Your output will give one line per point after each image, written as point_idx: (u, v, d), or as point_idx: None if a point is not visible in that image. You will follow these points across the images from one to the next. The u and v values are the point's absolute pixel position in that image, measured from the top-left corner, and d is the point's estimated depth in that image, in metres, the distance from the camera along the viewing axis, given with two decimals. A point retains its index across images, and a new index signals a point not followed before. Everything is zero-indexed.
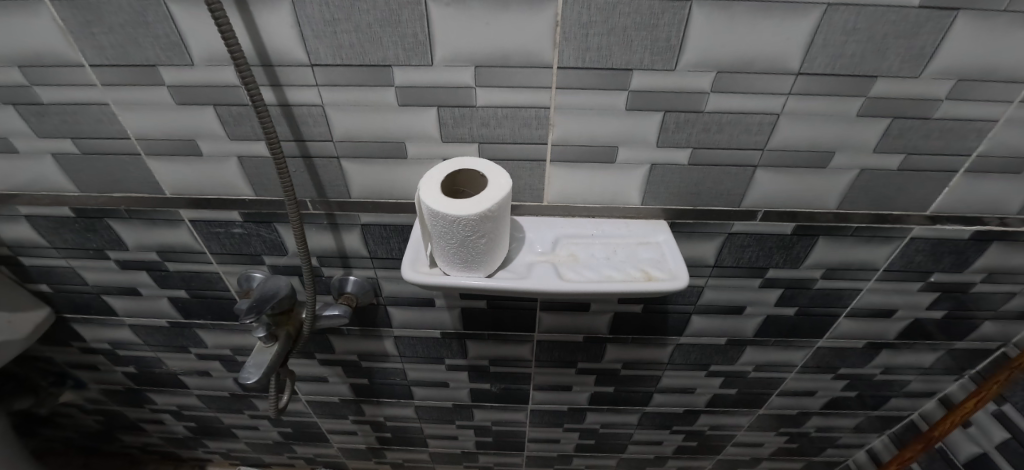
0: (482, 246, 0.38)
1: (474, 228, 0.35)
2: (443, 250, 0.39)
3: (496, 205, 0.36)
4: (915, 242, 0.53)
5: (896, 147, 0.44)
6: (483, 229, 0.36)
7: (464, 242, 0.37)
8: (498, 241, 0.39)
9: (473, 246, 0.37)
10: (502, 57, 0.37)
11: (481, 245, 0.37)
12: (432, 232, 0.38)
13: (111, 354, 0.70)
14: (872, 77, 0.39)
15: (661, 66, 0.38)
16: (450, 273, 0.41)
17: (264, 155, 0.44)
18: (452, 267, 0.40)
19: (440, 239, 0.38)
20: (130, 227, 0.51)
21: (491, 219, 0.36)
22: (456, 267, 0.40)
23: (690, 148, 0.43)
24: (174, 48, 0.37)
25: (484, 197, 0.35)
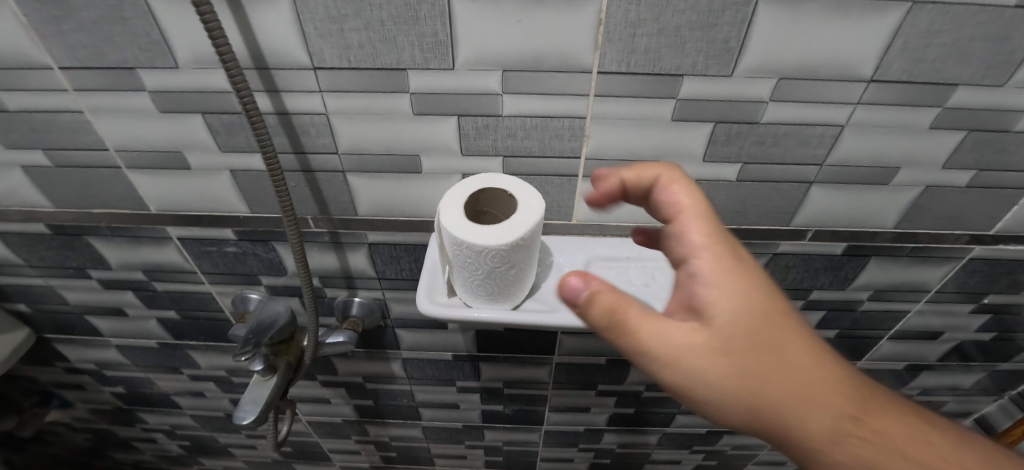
0: (510, 277, 0.33)
1: (504, 258, 0.31)
2: (465, 281, 0.34)
3: (528, 231, 0.31)
4: (972, 262, 0.49)
5: (967, 163, 0.39)
6: (514, 258, 0.31)
7: (491, 273, 0.32)
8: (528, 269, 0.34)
9: (501, 277, 0.32)
10: (534, 60, 0.32)
11: (509, 275, 0.33)
12: (453, 262, 0.33)
13: (98, 374, 0.65)
14: (952, 85, 0.34)
15: (716, 71, 0.33)
16: (472, 306, 0.36)
17: (260, 169, 0.39)
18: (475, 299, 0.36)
19: (463, 270, 0.33)
20: (113, 245, 0.46)
21: (521, 248, 0.31)
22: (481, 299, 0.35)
23: (740, 164, 0.38)
24: (154, 48, 0.32)
25: (513, 221, 0.31)
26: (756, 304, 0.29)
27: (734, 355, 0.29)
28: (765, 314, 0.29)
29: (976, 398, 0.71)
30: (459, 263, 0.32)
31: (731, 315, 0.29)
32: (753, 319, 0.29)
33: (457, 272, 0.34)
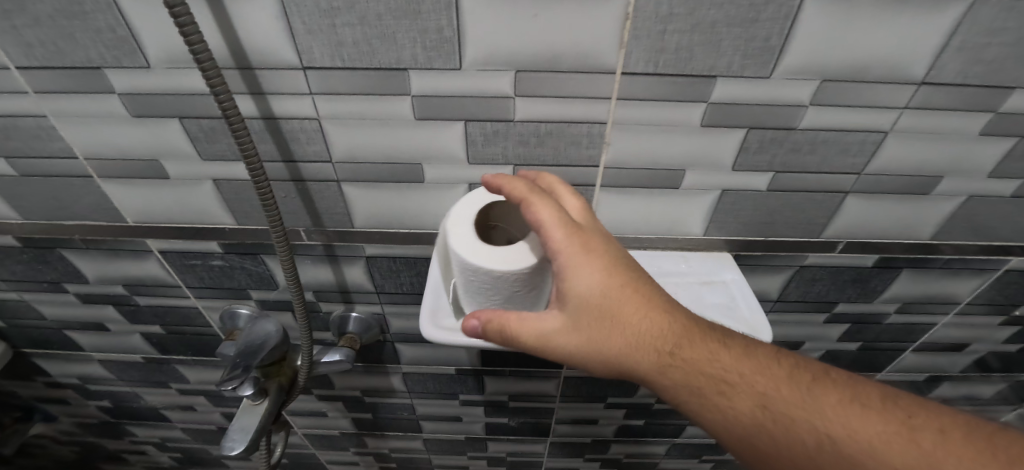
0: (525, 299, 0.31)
1: (523, 283, 0.28)
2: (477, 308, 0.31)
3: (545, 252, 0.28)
4: (1008, 274, 0.46)
5: (1016, 171, 0.36)
6: (534, 282, 0.28)
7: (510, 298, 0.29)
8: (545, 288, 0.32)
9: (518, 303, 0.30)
10: (551, 60, 0.28)
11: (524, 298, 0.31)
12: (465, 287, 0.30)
13: (81, 388, 0.62)
14: (1010, 88, 0.31)
15: (752, 73, 0.29)
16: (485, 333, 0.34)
17: (246, 178, 0.36)
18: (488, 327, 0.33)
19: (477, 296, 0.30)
20: (89, 258, 0.43)
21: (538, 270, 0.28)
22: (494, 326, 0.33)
23: (772, 172, 0.35)
24: (121, 46, 0.28)
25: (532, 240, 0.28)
26: (596, 300, 0.26)
27: (578, 333, 0.27)
28: (618, 299, 0.26)
29: (995, 407, 0.69)
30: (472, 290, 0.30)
31: (581, 299, 0.27)
32: (602, 305, 0.27)
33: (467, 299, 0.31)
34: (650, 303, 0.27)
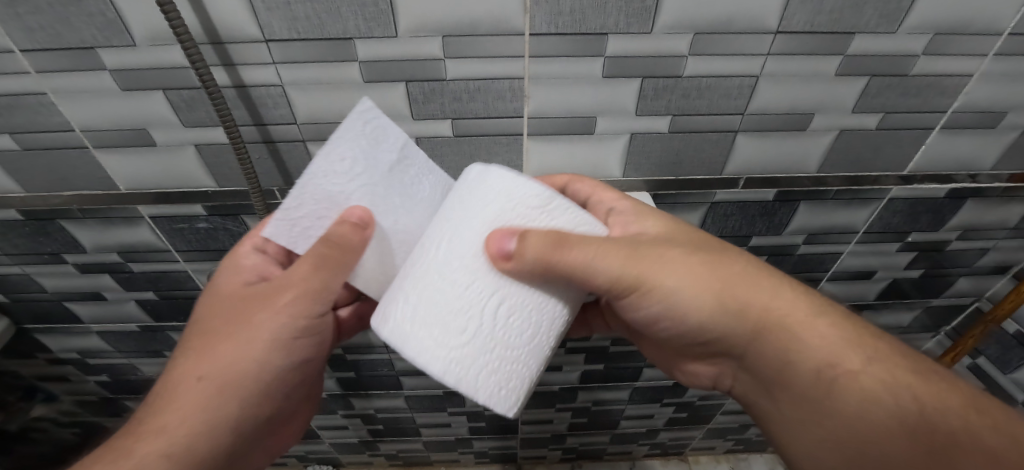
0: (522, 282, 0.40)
1: (449, 326, 0.31)
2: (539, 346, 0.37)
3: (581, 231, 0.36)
4: (892, 203, 0.54)
5: (873, 107, 0.44)
6: (462, 323, 0.31)
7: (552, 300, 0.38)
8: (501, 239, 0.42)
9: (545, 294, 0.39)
10: (470, 25, 0.35)
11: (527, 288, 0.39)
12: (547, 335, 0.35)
13: (81, 362, 0.67)
14: (850, 34, 0.38)
15: (637, 29, 0.36)
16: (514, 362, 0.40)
17: (224, 142, 0.41)
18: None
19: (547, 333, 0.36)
20: (85, 227, 0.48)
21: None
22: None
23: (670, 116, 0.42)
24: (111, 27, 0.33)
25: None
26: (696, 281, 0.35)
27: (721, 306, 0.36)
28: (750, 288, 0.36)
29: (917, 336, 0.76)
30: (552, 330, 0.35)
31: (720, 286, 0.36)
32: (739, 291, 0.36)
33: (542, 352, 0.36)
34: (747, 278, 0.36)
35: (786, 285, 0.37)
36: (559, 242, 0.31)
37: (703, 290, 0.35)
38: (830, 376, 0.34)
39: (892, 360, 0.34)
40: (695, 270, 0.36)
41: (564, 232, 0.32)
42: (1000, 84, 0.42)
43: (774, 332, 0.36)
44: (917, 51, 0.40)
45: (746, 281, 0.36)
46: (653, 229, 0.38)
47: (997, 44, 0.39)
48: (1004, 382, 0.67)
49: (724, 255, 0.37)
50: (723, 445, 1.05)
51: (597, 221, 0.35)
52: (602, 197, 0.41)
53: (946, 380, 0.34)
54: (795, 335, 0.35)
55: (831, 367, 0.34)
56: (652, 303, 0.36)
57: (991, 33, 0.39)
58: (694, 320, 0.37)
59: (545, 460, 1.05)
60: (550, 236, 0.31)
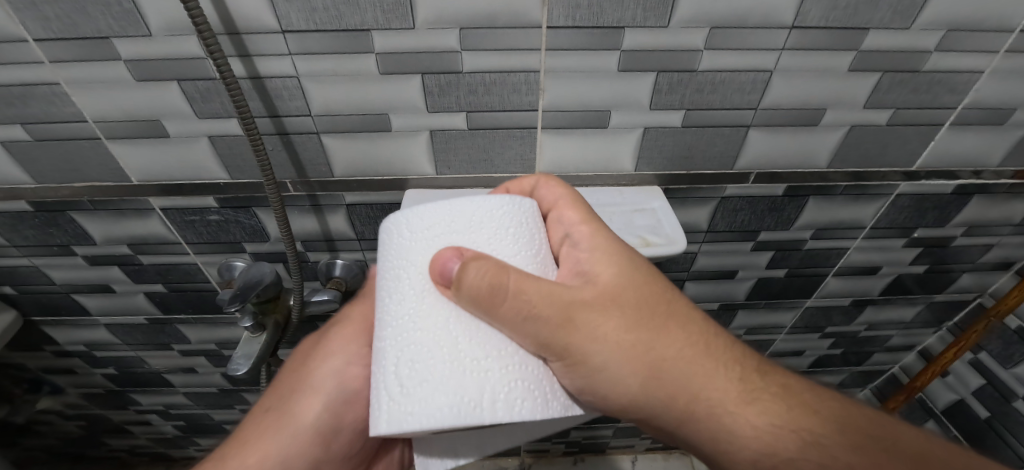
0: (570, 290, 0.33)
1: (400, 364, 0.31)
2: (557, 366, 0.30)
3: (518, 220, 0.31)
4: (899, 199, 0.54)
5: (884, 103, 0.44)
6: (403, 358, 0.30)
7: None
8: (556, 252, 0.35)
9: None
10: (488, 18, 0.35)
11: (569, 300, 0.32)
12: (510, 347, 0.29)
13: (88, 355, 0.67)
14: (864, 30, 0.38)
15: (653, 23, 0.36)
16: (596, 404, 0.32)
17: (238, 133, 0.41)
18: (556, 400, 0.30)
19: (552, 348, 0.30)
20: (95, 219, 0.48)
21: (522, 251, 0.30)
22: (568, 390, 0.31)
23: (683, 110, 0.43)
24: (127, 17, 0.33)
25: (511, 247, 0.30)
26: (618, 352, 0.30)
27: (646, 385, 0.30)
28: (673, 361, 0.30)
29: (919, 331, 0.77)
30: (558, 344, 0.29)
31: (637, 355, 0.30)
32: (663, 363, 0.30)
33: (508, 393, 0.27)
34: (676, 342, 0.31)
35: (711, 361, 0.31)
36: (493, 288, 0.27)
37: (625, 368, 0.30)
38: (759, 465, 0.29)
39: (828, 441, 0.28)
40: (619, 343, 0.30)
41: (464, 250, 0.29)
42: (1010, 81, 0.43)
43: (706, 419, 0.30)
44: (930, 47, 0.40)
45: (676, 365, 0.30)
46: (598, 278, 0.31)
47: (1008, 41, 0.40)
48: (1006, 377, 0.68)
49: (661, 334, 0.31)
50: None
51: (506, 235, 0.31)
52: (559, 208, 0.35)
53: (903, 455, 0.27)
54: (723, 429, 0.29)
55: (770, 458, 0.28)
56: (575, 385, 0.30)
57: (1004, 30, 0.39)
58: (618, 403, 0.31)
59: (548, 454, 1.06)
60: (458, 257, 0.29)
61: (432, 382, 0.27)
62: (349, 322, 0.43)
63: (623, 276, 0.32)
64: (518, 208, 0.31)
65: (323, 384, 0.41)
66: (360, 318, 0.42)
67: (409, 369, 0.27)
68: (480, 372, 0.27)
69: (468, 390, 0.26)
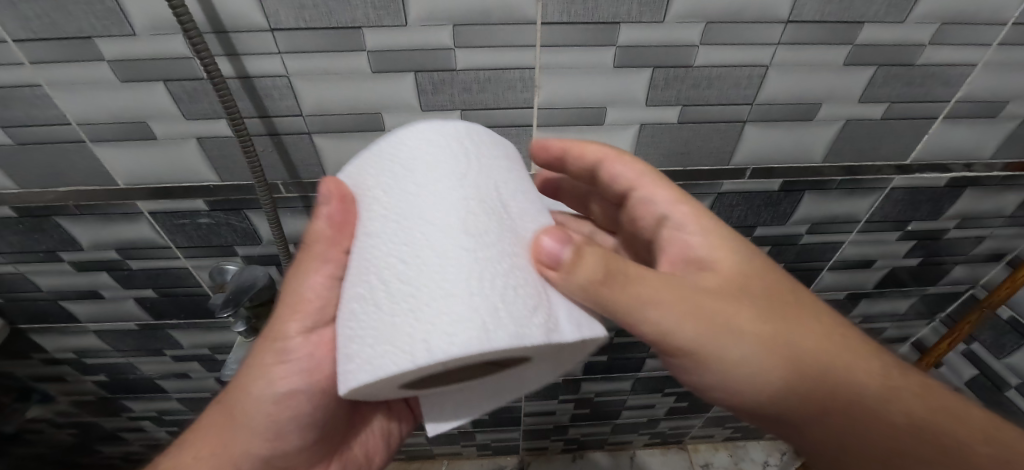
0: (519, 211, 0.29)
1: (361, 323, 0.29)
2: (511, 284, 0.25)
3: (436, 142, 0.29)
4: (894, 192, 0.54)
5: (879, 97, 0.44)
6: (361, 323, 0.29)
7: (504, 230, 0.26)
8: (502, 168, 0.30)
9: (501, 224, 0.27)
10: (482, 14, 0.34)
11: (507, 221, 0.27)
12: (439, 272, 0.24)
13: (78, 362, 0.66)
14: (859, 23, 0.38)
15: (649, 18, 0.36)
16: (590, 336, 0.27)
17: (228, 134, 0.41)
18: (523, 323, 0.23)
19: (495, 269, 0.24)
20: (82, 223, 0.47)
21: (430, 176, 0.27)
22: (541, 311, 0.25)
23: (679, 106, 0.42)
24: (110, 16, 0.32)
25: (415, 176, 0.27)
26: (762, 340, 0.29)
27: (784, 378, 0.29)
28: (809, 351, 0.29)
29: (912, 323, 0.78)
30: (497, 265, 0.25)
31: (774, 344, 0.29)
32: (799, 353, 0.29)
33: (441, 325, 0.23)
34: (809, 327, 0.30)
35: (844, 346, 0.30)
36: (427, 205, 0.26)
37: (764, 357, 0.29)
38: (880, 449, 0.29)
39: (932, 416, 0.30)
40: (761, 330, 0.29)
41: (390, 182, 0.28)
42: (1002, 74, 0.43)
43: (836, 408, 0.30)
44: (924, 40, 0.40)
45: (813, 352, 0.30)
46: (722, 266, 0.31)
47: (1001, 33, 0.40)
48: (999, 367, 0.69)
49: (797, 322, 0.30)
50: (722, 433, 1.07)
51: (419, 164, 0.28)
52: (610, 162, 0.38)
53: (972, 419, 0.30)
54: (857, 418, 0.30)
55: (892, 448, 0.29)
56: (709, 375, 0.30)
57: (997, 23, 0.39)
58: (749, 394, 0.30)
59: (547, 451, 1.06)
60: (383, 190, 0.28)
61: (366, 336, 0.25)
62: (298, 302, 0.36)
63: (736, 263, 0.31)
64: (437, 132, 0.29)
65: (275, 367, 0.37)
66: (312, 295, 0.36)
67: (350, 335, 0.26)
68: (407, 309, 0.24)
69: (391, 334, 0.24)
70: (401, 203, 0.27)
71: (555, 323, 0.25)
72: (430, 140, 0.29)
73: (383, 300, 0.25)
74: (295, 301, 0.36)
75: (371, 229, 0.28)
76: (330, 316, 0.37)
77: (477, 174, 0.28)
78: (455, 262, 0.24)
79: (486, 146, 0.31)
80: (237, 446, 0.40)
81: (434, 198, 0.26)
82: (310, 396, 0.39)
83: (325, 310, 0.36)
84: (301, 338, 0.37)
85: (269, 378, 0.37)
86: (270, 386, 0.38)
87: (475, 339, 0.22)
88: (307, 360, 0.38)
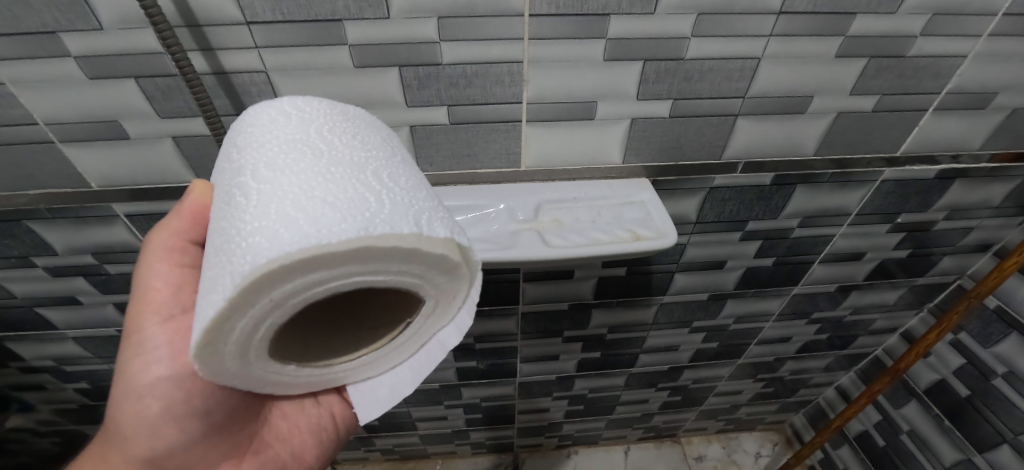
0: (346, 132, 0.27)
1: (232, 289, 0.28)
2: (317, 189, 0.22)
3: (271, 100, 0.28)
4: (884, 185, 0.54)
5: (871, 89, 0.44)
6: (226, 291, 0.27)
7: (317, 150, 0.24)
8: (333, 106, 0.29)
9: (312, 146, 0.25)
10: (468, 6, 0.33)
11: (319, 139, 0.25)
12: (240, 206, 0.23)
13: (58, 371, 0.64)
14: (851, 15, 0.37)
15: (640, 10, 0.35)
16: (437, 238, 0.25)
17: (205, 133, 0.39)
18: (326, 221, 0.21)
19: (292, 185, 0.23)
20: (55, 227, 0.45)
21: (246, 134, 0.27)
22: (359, 206, 0.22)
23: (671, 100, 0.42)
24: (74, 9, 0.31)
25: (237, 135, 0.27)
26: None
27: None
28: None
29: (901, 313, 0.78)
30: (298, 180, 0.23)
31: None
32: None
33: (241, 250, 0.22)
34: None
35: None
36: (252, 147, 0.25)
37: None
38: None
39: None
40: None
41: (229, 149, 0.28)
42: (992, 65, 0.43)
43: None
44: (916, 32, 0.39)
45: None
46: None
47: (992, 24, 0.39)
48: (985, 356, 0.70)
49: None
50: (714, 425, 1.08)
51: (252, 119, 0.27)
52: None
53: None
54: None
55: None
56: None
57: (989, 14, 0.39)
58: None
59: (542, 448, 1.06)
60: (224, 159, 0.28)
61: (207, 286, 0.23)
62: (145, 294, 0.36)
63: None
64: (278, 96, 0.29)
65: (137, 360, 0.36)
66: (160, 284, 0.37)
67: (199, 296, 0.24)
68: (234, 238, 0.22)
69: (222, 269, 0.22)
70: (224, 166, 0.27)
71: (380, 217, 0.22)
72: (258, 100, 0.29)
73: (219, 246, 0.23)
74: (144, 294, 0.37)
75: (217, 195, 0.27)
76: (185, 301, 0.37)
77: (293, 112, 0.27)
78: (253, 193, 0.23)
79: (324, 98, 0.30)
80: (118, 452, 0.37)
81: (245, 148, 0.26)
82: (181, 385, 0.36)
83: (178, 297, 0.37)
84: (159, 326, 0.36)
85: (130, 371, 0.36)
86: (134, 379, 0.36)
87: (270, 252, 0.21)
88: (167, 346, 0.36)
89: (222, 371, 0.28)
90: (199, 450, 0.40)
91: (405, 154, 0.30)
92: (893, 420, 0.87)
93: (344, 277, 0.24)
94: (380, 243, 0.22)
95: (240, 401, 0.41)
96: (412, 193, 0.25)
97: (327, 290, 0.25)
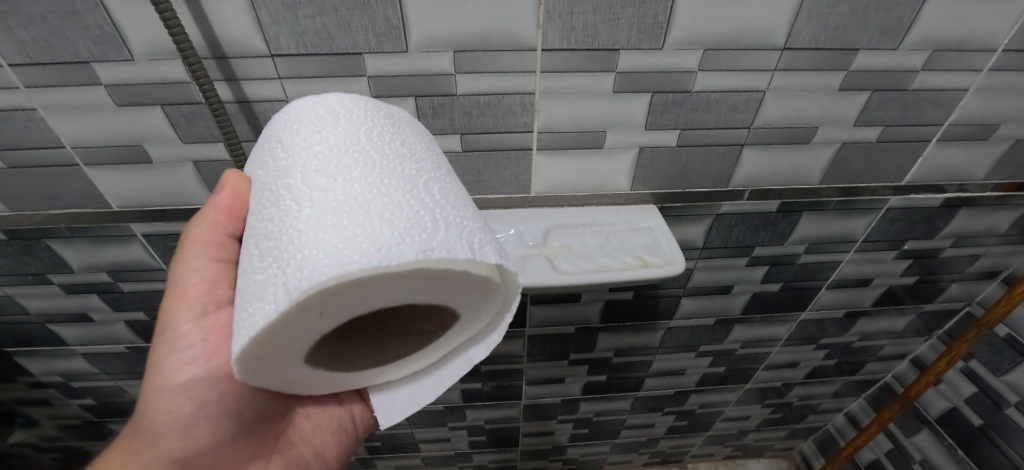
0: (396, 143, 0.27)
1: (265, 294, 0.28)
2: (374, 204, 0.23)
3: (320, 103, 0.28)
4: (889, 213, 0.55)
5: (874, 120, 0.45)
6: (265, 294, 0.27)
7: (373, 163, 0.25)
8: (383, 115, 0.29)
9: (368, 158, 0.25)
10: (481, 41, 0.34)
11: (375, 151, 0.25)
12: (294, 213, 0.23)
13: (65, 386, 0.64)
14: (853, 50, 0.39)
15: (648, 45, 0.36)
16: (486, 262, 0.25)
17: (224, 157, 0.40)
18: (384, 241, 0.21)
19: (352, 199, 0.23)
20: (73, 245, 0.46)
21: (298, 138, 0.27)
22: (417, 226, 0.22)
23: (678, 130, 0.43)
24: (107, 41, 0.32)
25: (287, 138, 0.27)
26: None
27: None
28: None
29: (910, 339, 0.78)
30: (356, 196, 0.23)
31: None
32: None
33: (296, 262, 0.22)
34: None
35: None
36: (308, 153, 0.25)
37: None
38: None
39: None
40: None
41: (278, 150, 0.27)
42: (994, 98, 0.44)
43: None
44: (917, 66, 0.40)
45: None
46: None
47: (991, 59, 0.40)
48: (997, 384, 0.68)
49: None
50: (721, 451, 1.06)
51: (303, 123, 0.27)
52: None
53: None
54: None
55: None
56: None
57: (988, 50, 0.40)
58: None
59: None
60: (273, 158, 0.28)
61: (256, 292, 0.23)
62: (181, 291, 0.36)
63: None
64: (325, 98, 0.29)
65: (171, 359, 0.36)
66: (195, 279, 0.36)
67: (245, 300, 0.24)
68: (290, 249, 0.22)
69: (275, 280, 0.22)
70: (273, 167, 0.27)
71: (437, 239, 0.23)
72: (307, 102, 0.29)
73: (270, 252, 0.23)
74: (179, 291, 0.36)
75: (263, 195, 0.27)
76: (220, 297, 0.37)
77: (345, 120, 0.27)
78: (309, 202, 0.23)
79: (370, 100, 0.30)
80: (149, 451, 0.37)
81: (298, 153, 0.26)
82: (214, 386, 0.36)
83: (213, 293, 0.37)
84: (193, 323, 0.36)
85: (162, 370, 0.36)
86: (167, 377, 0.36)
87: (328, 269, 0.21)
88: (201, 345, 0.36)
89: (257, 374, 0.28)
90: (229, 450, 0.40)
91: (447, 161, 0.31)
92: (904, 449, 0.85)
93: (389, 292, 0.25)
94: (434, 265, 0.23)
95: (268, 402, 0.41)
96: (462, 214, 0.26)
97: (372, 304, 0.25)
